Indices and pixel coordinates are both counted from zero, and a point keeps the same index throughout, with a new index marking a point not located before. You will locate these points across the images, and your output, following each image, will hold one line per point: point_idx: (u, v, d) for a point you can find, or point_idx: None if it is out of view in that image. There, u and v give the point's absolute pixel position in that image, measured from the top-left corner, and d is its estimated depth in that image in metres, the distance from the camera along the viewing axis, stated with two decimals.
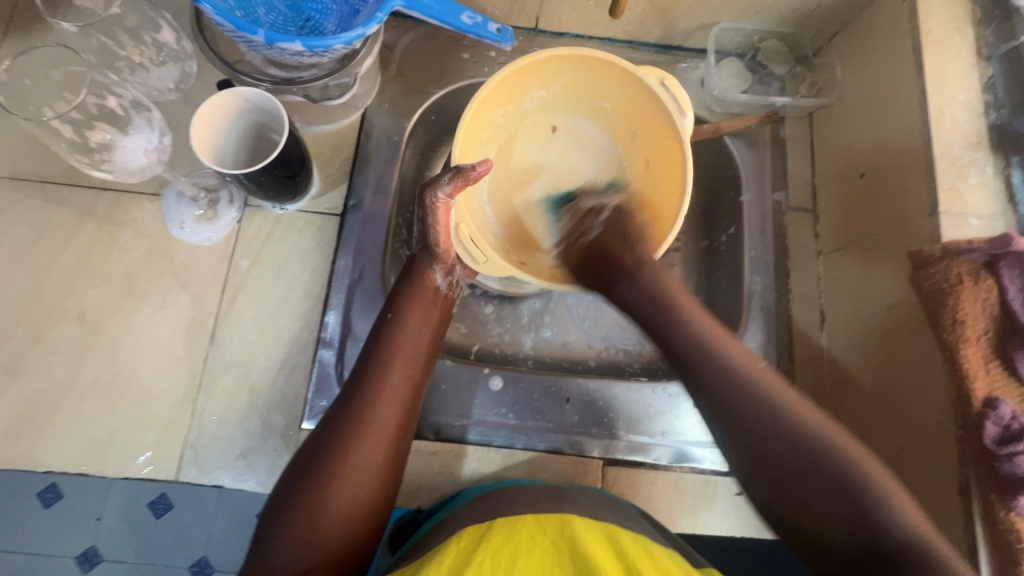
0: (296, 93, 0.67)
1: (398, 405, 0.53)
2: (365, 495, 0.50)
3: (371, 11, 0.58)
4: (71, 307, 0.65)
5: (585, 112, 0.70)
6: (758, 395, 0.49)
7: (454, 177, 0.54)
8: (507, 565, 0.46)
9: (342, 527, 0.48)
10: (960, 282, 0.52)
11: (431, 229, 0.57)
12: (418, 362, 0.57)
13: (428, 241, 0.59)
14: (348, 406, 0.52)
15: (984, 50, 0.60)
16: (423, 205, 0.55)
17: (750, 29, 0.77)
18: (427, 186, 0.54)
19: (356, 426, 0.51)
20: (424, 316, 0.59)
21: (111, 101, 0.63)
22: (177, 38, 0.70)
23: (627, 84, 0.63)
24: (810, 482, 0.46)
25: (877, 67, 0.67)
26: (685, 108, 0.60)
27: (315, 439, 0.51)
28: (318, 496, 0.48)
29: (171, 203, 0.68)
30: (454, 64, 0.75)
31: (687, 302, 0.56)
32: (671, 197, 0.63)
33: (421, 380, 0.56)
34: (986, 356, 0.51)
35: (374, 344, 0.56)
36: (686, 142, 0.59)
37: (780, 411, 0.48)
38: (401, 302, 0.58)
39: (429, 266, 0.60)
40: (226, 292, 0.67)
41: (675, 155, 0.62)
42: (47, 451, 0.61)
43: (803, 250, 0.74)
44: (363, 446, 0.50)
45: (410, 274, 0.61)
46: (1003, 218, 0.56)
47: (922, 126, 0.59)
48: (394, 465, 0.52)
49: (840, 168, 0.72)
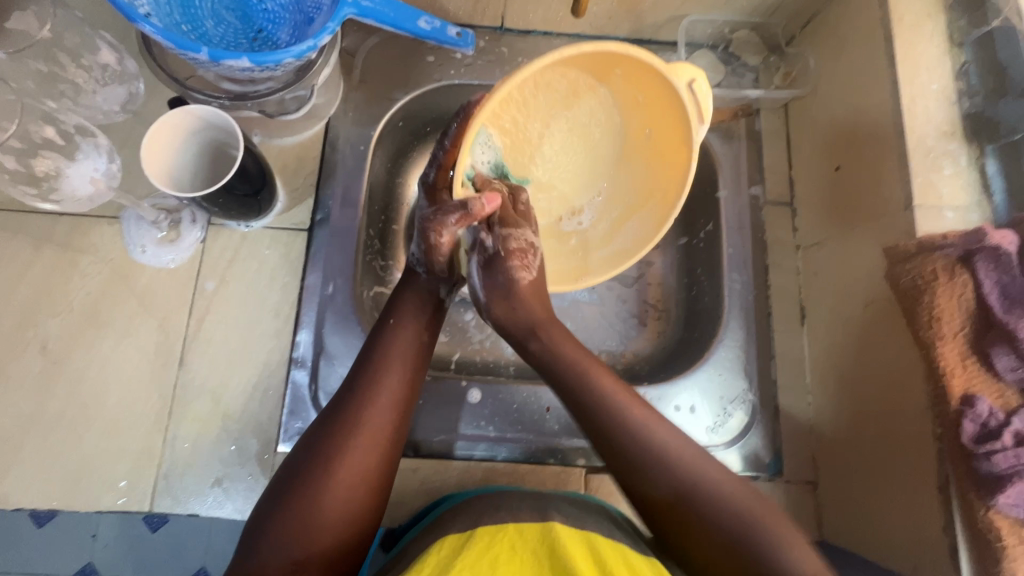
0: (252, 108, 0.65)
1: (394, 405, 0.52)
2: (360, 495, 0.49)
3: (324, 21, 0.56)
4: (33, 338, 0.63)
5: (598, 82, 0.60)
6: (677, 467, 0.48)
7: (460, 219, 0.55)
8: (488, 571, 0.45)
9: (335, 526, 0.47)
10: (936, 278, 0.51)
11: (438, 258, 0.57)
12: (416, 365, 0.56)
13: (432, 264, 0.58)
14: (346, 405, 0.51)
15: (957, 35, 0.59)
16: (427, 239, 0.56)
17: (722, 20, 0.75)
18: (432, 226, 0.55)
19: (350, 425, 0.50)
20: (423, 321, 0.58)
21: (51, 130, 0.63)
22: (121, 59, 0.68)
23: (653, 78, 0.55)
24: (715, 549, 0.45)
25: (850, 57, 0.65)
26: (703, 119, 0.56)
27: (307, 440, 0.51)
28: (307, 495, 0.47)
29: (132, 226, 0.66)
30: (419, 68, 0.73)
31: (592, 368, 0.54)
32: (658, 210, 0.63)
33: (417, 382, 0.55)
34: (964, 353, 0.50)
35: (371, 346, 0.56)
36: (695, 153, 0.57)
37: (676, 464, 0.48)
38: (399, 307, 0.58)
39: (429, 283, 0.60)
40: (193, 315, 0.65)
41: (680, 154, 0.59)
42: (16, 488, 0.60)
43: (782, 245, 0.73)
44: (357, 445, 0.49)
45: (408, 286, 0.60)
46: (978, 210, 0.55)
47: (894, 118, 0.58)
48: (389, 466, 0.51)
49: (818, 159, 0.70)
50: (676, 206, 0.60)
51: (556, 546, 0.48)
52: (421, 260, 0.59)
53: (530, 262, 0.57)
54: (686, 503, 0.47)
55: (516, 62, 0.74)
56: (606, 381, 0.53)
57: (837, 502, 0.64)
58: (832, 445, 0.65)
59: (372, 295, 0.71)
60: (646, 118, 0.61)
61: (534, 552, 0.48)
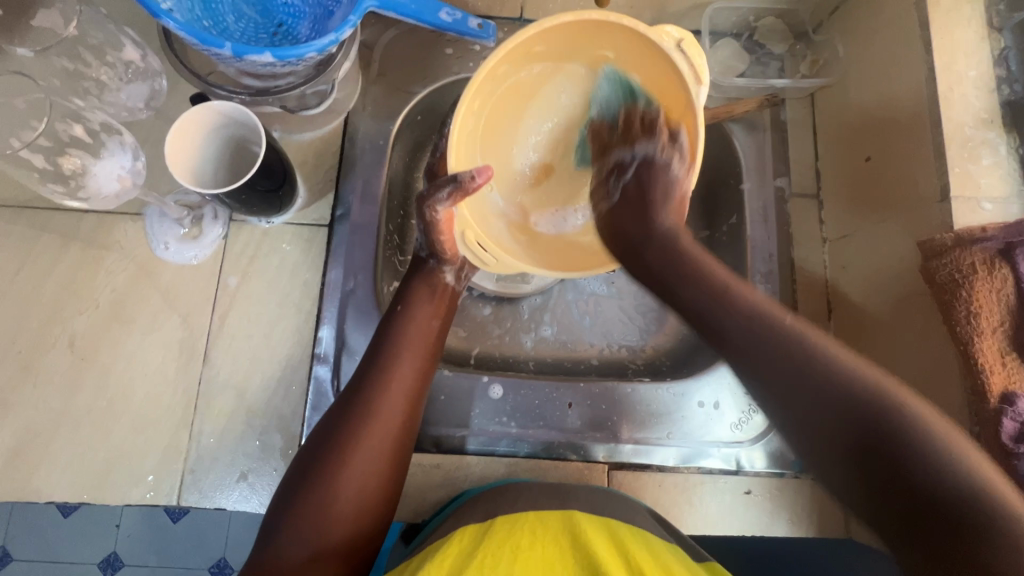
0: (273, 103, 0.66)
1: (406, 392, 0.52)
2: (374, 480, 0.49)
3: (345, 14, 0.56)
4: (60, 335, 0.64)
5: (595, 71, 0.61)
6: (798, 348, 0.44)
7: (453, 192, 0.53)
8: (508, 560, 0.45)
9: (352, 513, 0.48)
10: (974, 271, 0.49)
11: (436, 236, 0.57)
12: (428, 351, 0.56)
13: (435, 247, 0.58)
14: (359, 390, 0.51)
15: (996, 20, 0.57)
16: (422, 217, 0.55)
17: (746, 8, 0.73)
18: (425, 202, 0.53)
19: (365, 412, 0.50)
20: (433, 309, 0.58)
21: (80, 128, 0.61)
22: (145, 56, 0.68)
23: (640, 51, 0.55)
24: (866, 438, 0.40)
25: (882, 42, 0.63)
26: (701, 80, 0.53)
27: (320, 429, 0.51)
28: (324, 482, 0.47)
29: (154, 222, 0.67)
30: (437, 61, 0.72)
31: (722, 273, 0.50)
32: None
33: (430, 368, 0.55)
34: (1003, 349, 0.49)
35: (383, 332, 0.55)
36: (701, 120, 0.53)
37: (830, 366, 0.42)
38: (409, 295, 0.58)
39: (438, 270, 0.60)
40: (217, 311, 0.66)
41: (680, 128, 0.56)
42: (45, 483, 0.61)
43: (808, 238, 0.72)
44: (370, 432, 0.50)
45: (415, 273, 0.60)
46: (1018, 200, 0.53)
47: (931, 105, 0.56)
48: (401, 453, 0.52)
49: (846, 149, 0.69)
50: (688, 181, 0.55)
51: (577, 534, 0.48)
52: (427, 247, 0.59)
53: (612, 190, 0.60)
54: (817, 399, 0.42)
55: None
56: (743, 291, 0.48)
57: None
58: None
59: (392, 290, 0.71)
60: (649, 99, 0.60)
61: (557, 539, 0.48)
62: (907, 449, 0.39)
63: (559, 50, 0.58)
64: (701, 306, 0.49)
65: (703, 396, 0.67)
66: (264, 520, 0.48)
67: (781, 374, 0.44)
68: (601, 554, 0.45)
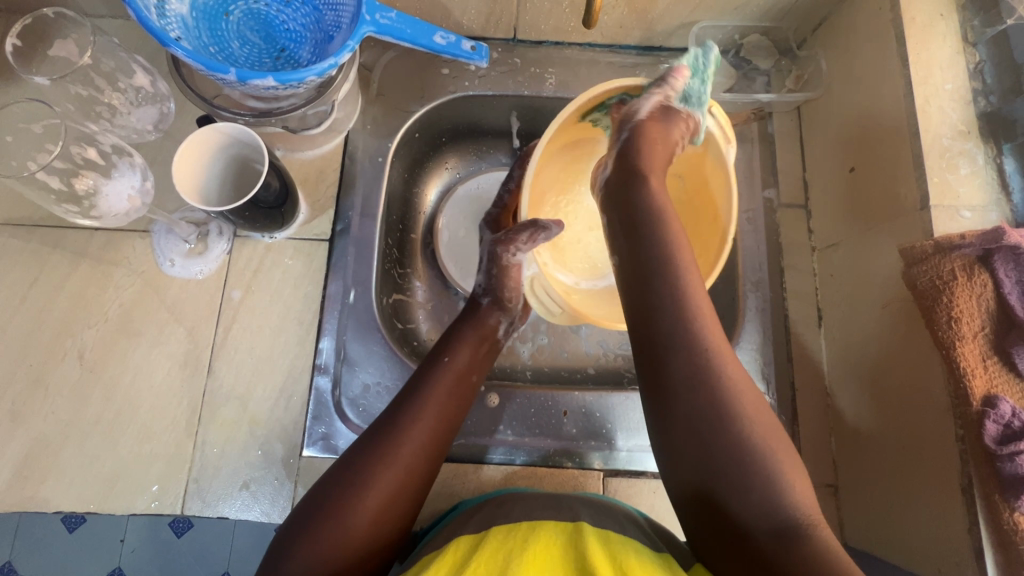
0: (276, 124, 0.69)
1: (434, 442, 0.54)
2: (389, 519, 0.50)
3: (343, 38, 0.59)
4: (70, 348, 0.66)
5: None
6: (729, 420, 0.44)
7: (531, 235, 0.59)
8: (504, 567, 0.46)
9: (361, 547, 0.48)
10: (954, 277, 0.51)
11: (508, 279, 0.62)
12: (460, 404, 0.58)
13: (501, 294, 0.62)
14: (392, 429, 0.53)
15: (970, 35, 0.59)
16: (499, 261, 0.61)
17: (731, 27, 0.75)
18: (505, 246, 0.60)
19: (394, 453, 0.51)
20: (473, 360, 0.60)
21: (92, 150, 0.63)
22: (154, 81, 0.71)
23: None
24: (732, 490, 0.43)
25: (861, 59, 0.65)
26: (729, 139, 0.61)
27: (344, 462, 0.52)
28: (342, 512, 0.48)
29: (162, 239, 0.69)
30: (434, 80, 0.75)
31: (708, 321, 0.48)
32: (710, 243, 0.63)
33: (455, 421, 0.57)
34: (985, 354, 0.50)
35: (419, 377, 0.57)
36: (732, 171, 0.58)
37: (742, 433, 0.44)
38: (454, 344, 0.60)
39: (492, 316, 0.63)
40: (221, 324, 0.68)
41: (717, 177, 0.62)
42: (54, 492, 0.62)
43: (797, 247, 0.73)
44: (394, 473, 0.50)
45: (467, 318, 0.63)
46: (996, 208, 0.54)
47: (909, 116, 0.58)
48: (418, 496, 0.52)
49: (830, 161, 0.71)
50: (732, 222, 0.58)
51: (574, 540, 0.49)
52: (486, 288, 0.63)
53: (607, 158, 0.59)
54: (709, 443, 0.44)
55: (528, 73, 0.76)
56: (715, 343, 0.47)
57: (860, 505, 0.62)
58: (850, 449, 0.64)
59: (392, 302, 0.73)
60: (676, 164, 0.69)
61: (551, 547, 0.49)
62: (762, 500, 0.42)
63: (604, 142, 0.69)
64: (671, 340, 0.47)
65: None
66: (273, 543, 0.48)
67: (692, 420, 0.45)
68: (592, 556, 0.47)
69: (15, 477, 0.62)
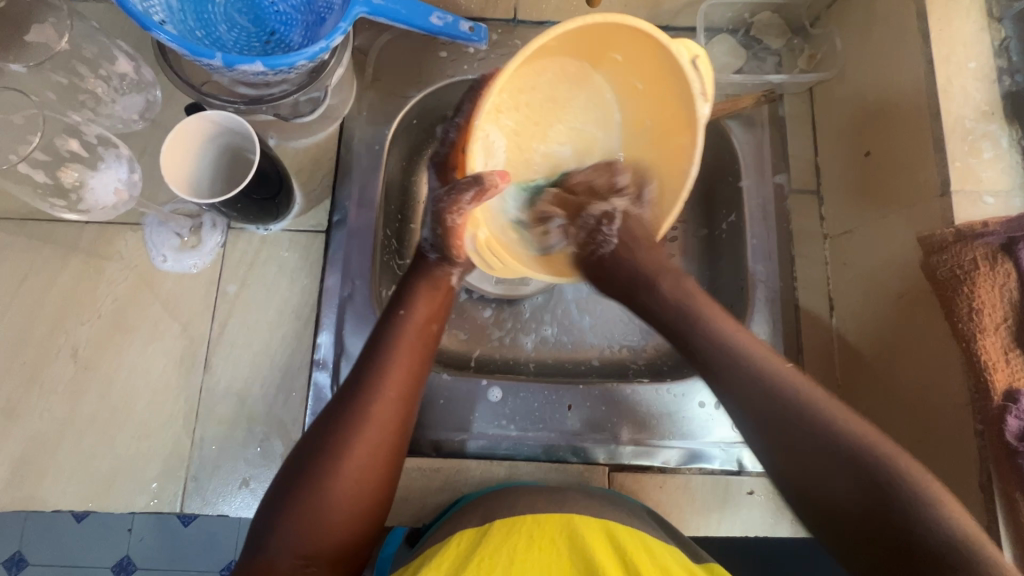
0: (267, 112, 0.67)
1: (398, 403, 0.51)
2: (361, 491, 0.49)
3: (335, 21, 0.56)
4: (63, 345, 0.64)
5: (610, 79, 0.60)
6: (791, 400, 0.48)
7: (475, 195, 0.52)
8: (510, 560, 0.45)
9: (339, 520, 0.48)
10: (975, 267, 0.48)
11: (454, 242, 0.55)
12: (422, 358, 0.55)
13: (448, 251, 0.56)
14: (351, 397, 0.51)
15: (996, 9, 0.56)
16: (442, 222, 0.53)
17: (742, 4, 0.72)
18: (446, 207, 0.52)
19: (355, 422, 0.49)
20: (431, 312, 0.56)
21: (75, 142, 0.63)
22: (137, 68, 0.69)
23: (655, 61, 0.54)
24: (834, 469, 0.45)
25: (878, 37, 0.62)
26: (707, 97, 0.53)
27: (309, 437, 0.50)
28: (313, 490, 0.48)
29: (153, 232, 0.67)
30: (431, 64, 0.72)
31: (717, 318, 0.53)
32: (666, 197, 0.59)
33: (420, 377, 0.54)
34: (1007, 347, 0.47)
35: (376, 337, 0.54)
36: (701, 134, 0.54)
37: (819, 417, 0.47)
38: (408, 297, 0.56)
39: (440, 267, 0.57)
40: (216, 319, 0.66)
41: (683, 138, 0.57)
42: (51, 491, 0.61)
43: (807, 234, 0.71)
44: (361, 442, 0.49)
45: (417, 271, 0.58)
46: (1020, 193, 0.52)
47: (929, 97, 0.55)
48: (391, 464, 0.51)
49: (846, 144, 0.68)
50: (685, 193, 0.56)
51: (579, 535, 0.48)
52: (433, 244, 0.56)
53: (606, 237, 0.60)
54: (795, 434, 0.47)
55: None
56: (740, 338, 0.52)
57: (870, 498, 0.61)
58: None
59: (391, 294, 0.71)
60: (642, 102, 0.60)
61: (553, 543, 0.48)
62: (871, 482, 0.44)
63: (569, 52, 0.56)
64: (698, 347, 0.53)
65: (705, 397, 0.67)
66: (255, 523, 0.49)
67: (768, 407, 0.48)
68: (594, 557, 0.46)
69: (12, 478, 0.61)
